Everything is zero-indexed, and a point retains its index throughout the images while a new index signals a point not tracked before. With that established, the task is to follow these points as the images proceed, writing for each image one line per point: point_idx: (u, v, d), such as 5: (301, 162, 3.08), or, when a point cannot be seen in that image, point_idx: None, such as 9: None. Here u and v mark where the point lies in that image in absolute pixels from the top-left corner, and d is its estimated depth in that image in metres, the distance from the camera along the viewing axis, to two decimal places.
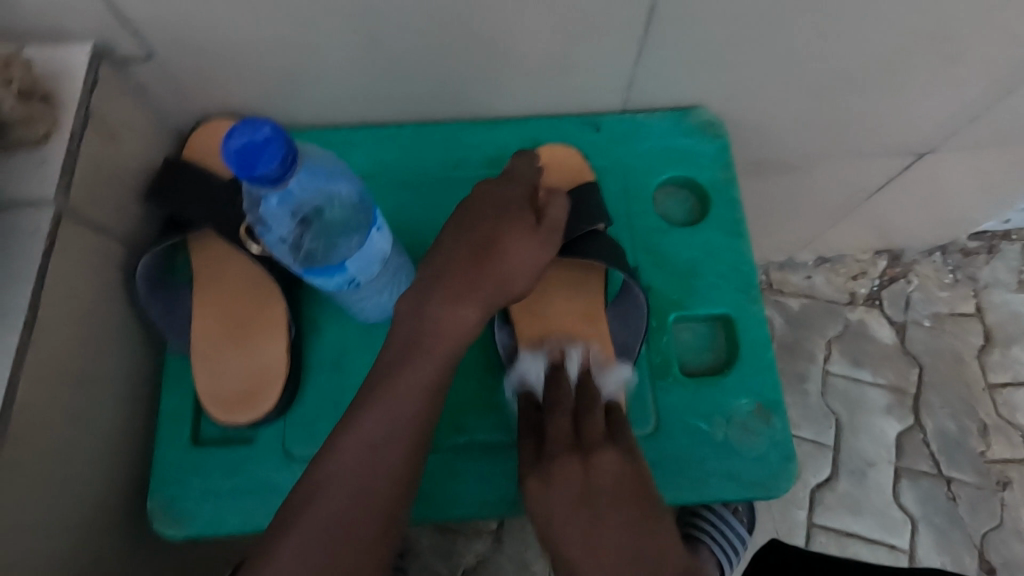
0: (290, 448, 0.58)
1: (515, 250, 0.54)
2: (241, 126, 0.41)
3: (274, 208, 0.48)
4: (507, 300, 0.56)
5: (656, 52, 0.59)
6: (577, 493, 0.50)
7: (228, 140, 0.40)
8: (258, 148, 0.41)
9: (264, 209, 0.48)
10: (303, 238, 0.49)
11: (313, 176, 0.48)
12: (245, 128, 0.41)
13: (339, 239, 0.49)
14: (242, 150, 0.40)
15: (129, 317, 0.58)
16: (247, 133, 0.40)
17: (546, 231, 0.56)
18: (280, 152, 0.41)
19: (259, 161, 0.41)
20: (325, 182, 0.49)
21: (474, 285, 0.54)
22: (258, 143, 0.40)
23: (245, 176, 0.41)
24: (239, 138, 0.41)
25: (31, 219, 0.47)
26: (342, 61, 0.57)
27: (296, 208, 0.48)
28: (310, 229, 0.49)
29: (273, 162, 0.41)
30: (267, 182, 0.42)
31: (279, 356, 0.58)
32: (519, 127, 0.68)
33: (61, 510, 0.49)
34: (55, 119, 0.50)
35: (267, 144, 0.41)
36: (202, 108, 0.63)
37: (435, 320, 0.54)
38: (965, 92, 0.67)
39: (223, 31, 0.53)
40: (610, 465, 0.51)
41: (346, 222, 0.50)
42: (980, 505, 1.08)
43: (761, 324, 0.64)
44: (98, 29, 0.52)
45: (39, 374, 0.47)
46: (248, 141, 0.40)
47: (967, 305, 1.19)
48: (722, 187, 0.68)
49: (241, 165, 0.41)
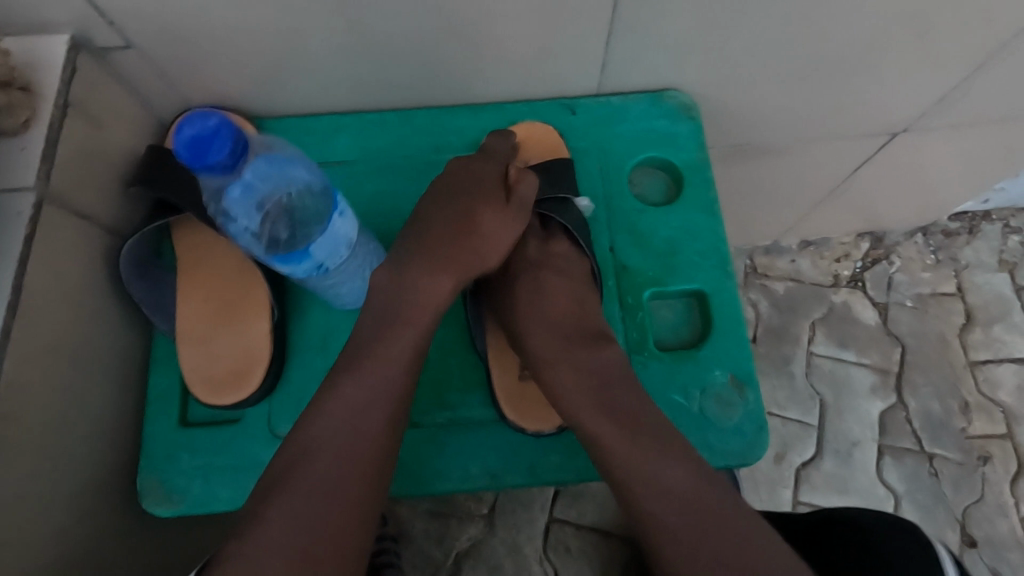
0: (276, 428, 0.59)
1: (493, 224, 0.58)
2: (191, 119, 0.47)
3: (238, 199, 0.52)
4: (478, 271, 0.58)
5: (628, 36, 0.60)
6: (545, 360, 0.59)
7: (178, 130, 0.47)
8: (203, 134, 0.46)
9: (232, 201, 0.53)
10: (268, 226, 0.51)
11: (269, 167, 0.53)
12: (194, 119, 0.47)
13: (303, 228, 0.50)
14: (190, 138, 0.46)
15: (117, 300, 0.59)
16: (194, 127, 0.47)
17: (517, 206, 0.59)
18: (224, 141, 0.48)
19: (203, 145, 0.46)
20: (283, 171, 0.52)
21: (454, 258, 0.57)
22: (202, 129, 0.46)
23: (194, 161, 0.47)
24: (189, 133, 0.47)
25: (15, 206, 0.48)
26: (319, 49, 0.58)
27: (258, 198, 0.51)
28: (273, 217, 0.51)
29: (214, 144, 0.46)
30: (215, 165, 0.47)
31: (264, 336, 0.59)
32: (497, 111, 0.69)
33: (52, 490, 0.50)
34: (36, 105, 0.51)
35: (211, 133, 0.47)
36: (184, 98, 0.64)
37: (414, 292, 0.56)
38: (934, 74, 0.68)
39: (201, 21, 0.54)
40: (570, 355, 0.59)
41: (309, 210, 0.51)
42: (963, 480, 1.11)
43: (736, 300, 0.65)
44: (77, 20, 0.52)
45: (28, 357, 0.48)
46: (195, 130, 0.47)
47: (949, 285, 1.21)
48: (697, 168, 0.69)
49: (191, 155, 0.47)
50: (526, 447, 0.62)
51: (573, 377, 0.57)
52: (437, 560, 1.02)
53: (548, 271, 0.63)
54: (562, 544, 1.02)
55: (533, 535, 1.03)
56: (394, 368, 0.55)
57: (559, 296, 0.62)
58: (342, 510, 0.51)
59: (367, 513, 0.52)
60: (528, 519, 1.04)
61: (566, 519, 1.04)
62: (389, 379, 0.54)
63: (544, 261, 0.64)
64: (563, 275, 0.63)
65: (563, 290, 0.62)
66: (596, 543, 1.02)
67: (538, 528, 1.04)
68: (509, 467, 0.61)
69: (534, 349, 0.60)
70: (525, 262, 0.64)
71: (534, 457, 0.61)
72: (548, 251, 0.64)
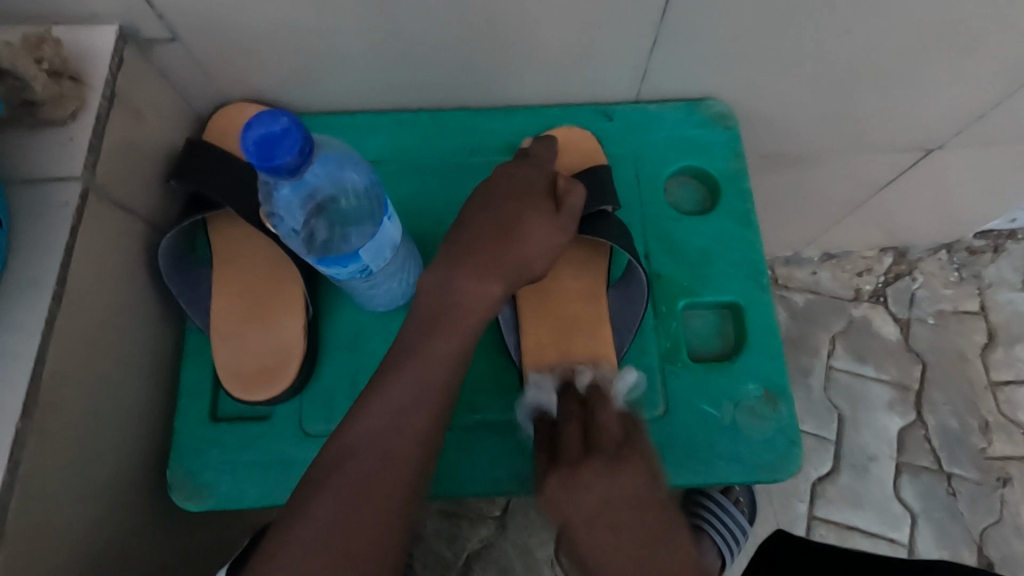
0: (306, 425, 0.59)
1: (534, 232, 0.57)
2: (258, 118, 0.41)
3: (287, 196, 0.49)
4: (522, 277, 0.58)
5: (672, 43, 0.60)
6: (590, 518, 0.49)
7: (246, 132, 0.40)
8: (277, 139, 0.41)
9: (279, 199, 0.50)
10: (314, 226, 0.50)
11: (324, 167, 0.50)
12: (262, 119, 0.41)
13: (350, 229, 0.50)
14: (261, 142, 0.41)
15: (153, 293, 0.59)
16: (265, 125, 0.41)
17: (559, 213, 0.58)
18: (298, 141, 0.41)
19: (277, 152, 0.41)
20: (338, 171, 0.50)
21: (496, 263, 0.56)
22: (276, 133, 0.41)
23: (264, 168, 0.42)
24: (257, 129, 0.41)
25: (60, 197, 0.49)
26: (361, 47, 0.58)
27: (310, 195, 0.49)
28: (324, 216, 0.50)
29: (292, 153, 0.41)
30: (286, 173, 0.42)
31: (297, 334, 0.59)
32: (533, 114, 0.69)
33: (86, 481, 0.50)
34: (84, 96, 0.51)
35: (286, 134, 0.41)
36: (222, 92, 0.64)
37: (452, 295, 0.56)
38: (977, 90, 0.67)
39: (247, 16, 0.54)
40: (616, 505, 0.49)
41: (356, 212, 0.50)
42: (980, 500, 1.09)
43: (769, 312, 0.65)
44: (125, 12, 0.52)
45: (69, 347, 0.48)
46: (266, 132, 0.41)
47: (972, 303, 1.20)
48: (733, 179, 0.69)
49: (261, 156, 0.41)
50: None
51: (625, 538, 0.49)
52: (448, 559, 1.02)
53: (611, 506, 0.50)
54: None
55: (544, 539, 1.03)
56: (429, 371, 0.54)
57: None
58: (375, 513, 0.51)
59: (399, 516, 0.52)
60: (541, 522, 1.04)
61: None
62: (424, 382, 0.54)
63: (616, 497, 0.50)
64: (632, 549, 0.48)
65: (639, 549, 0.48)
66: None
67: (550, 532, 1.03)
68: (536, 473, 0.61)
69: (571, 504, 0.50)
70: (585, 504, 0.50)
71: None
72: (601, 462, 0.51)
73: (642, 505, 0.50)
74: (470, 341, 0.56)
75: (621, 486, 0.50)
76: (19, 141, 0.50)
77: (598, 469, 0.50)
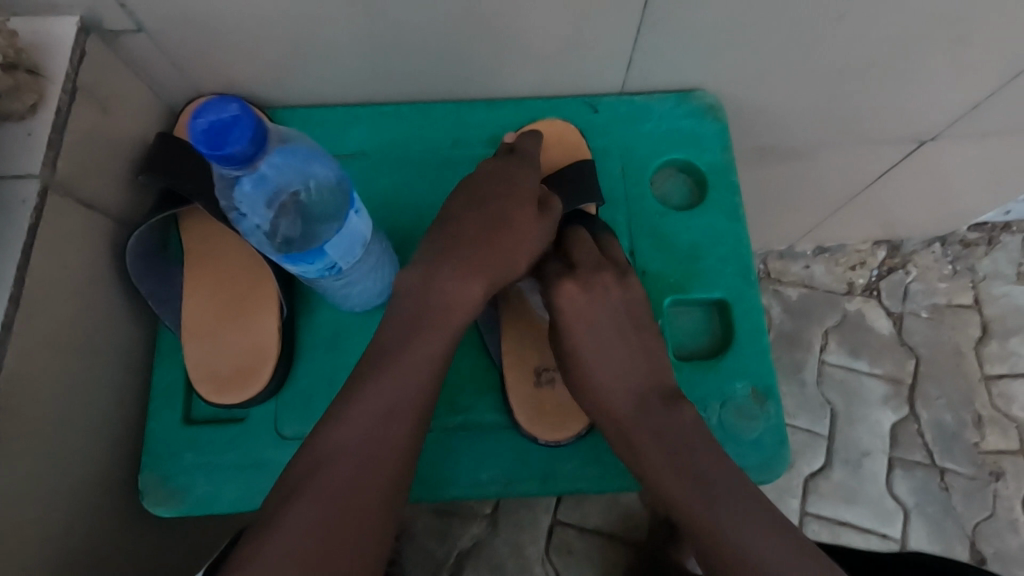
0: (282, 428, 0.57)
1: (513, 234, 0.56)
2: (208, 105, 0.39)
3: (249, 193, 0.46)
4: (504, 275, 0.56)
5: (657, 33, 0.58)
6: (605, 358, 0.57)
7: (195, 120, 0.39)
8: (227, 127, 0.39)
9: (241, 196, 0.47)
10: (279, 223, 0.47)
11: (288, 160, 0.47)
12: (212, 106, 0.39)
13: (317, 226, 0.47)
14: (211, 129, 0.39)
15: (123, 293, 0.57)
16: (214, 112, 0.39)
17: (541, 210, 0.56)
18: (250, 129, 0.40)
19: (228, 139, 0.39)
20: (303, 164, 0.48)
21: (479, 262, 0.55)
22: (226, 120, 0.39)
23: (216, 157, 0.40)
24: (206, 116, 0.39)
25: (18, 194, 0.47)
26: (336, 37, 0.56)
27: (273, 193, 0.46)
28: (288, 214, 0.47)
29: (244, 142, 0.40)
30: (240, 162, 0.40)
31: (271, 335, 0.57)
32: (517, 106, 0.67)
33: (52, 488, 0.49)
34: (43, 88, 0.49)
35: (236, 121, 0.39)
36: (195, 85, 0.62)
37: (432, 294, 0.54)
38: (971, 80, 0.66)
39: (214, 4, 0.52)
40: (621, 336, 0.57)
41: (324, 207, 0.48)
42: (974, 495, 1.09)
43: (758, 309, 0.63)
44: (87, 1, 0.50)
45: (30, 351, 0.46)
46: (216, 119, 0.39)
47: (966, 296, 1.19)
48: (722, 171, 0.67)
49: (210, 145, 0.39)
50: (538, 454, 0.60)
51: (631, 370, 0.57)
52: (439, 558, 1.01)
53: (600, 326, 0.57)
54: (566, 546, 1.01)
55: (536, 537, 1.02)
56: (407, 372, 0.53)
57: (632, 375, 0.57)
58: (351, 518, 0.49)
59: (377, 521, 0.50)
60: (532, 520, 1.03)
61: (569, 521, 1.02)
62: (402, 385, 0.53)
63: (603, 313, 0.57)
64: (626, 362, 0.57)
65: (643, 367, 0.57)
66: (600, 547, 1.01)
67: (541, 530, 1.02)
68: (520, 475, 0.59)
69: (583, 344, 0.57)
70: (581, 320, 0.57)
71: (547, 465, 0.60)
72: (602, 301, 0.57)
73: (629, 324, 0.58)
74: (450, 340, 0.55)
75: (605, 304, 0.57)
76: None
77: (583, 289, 0.57)
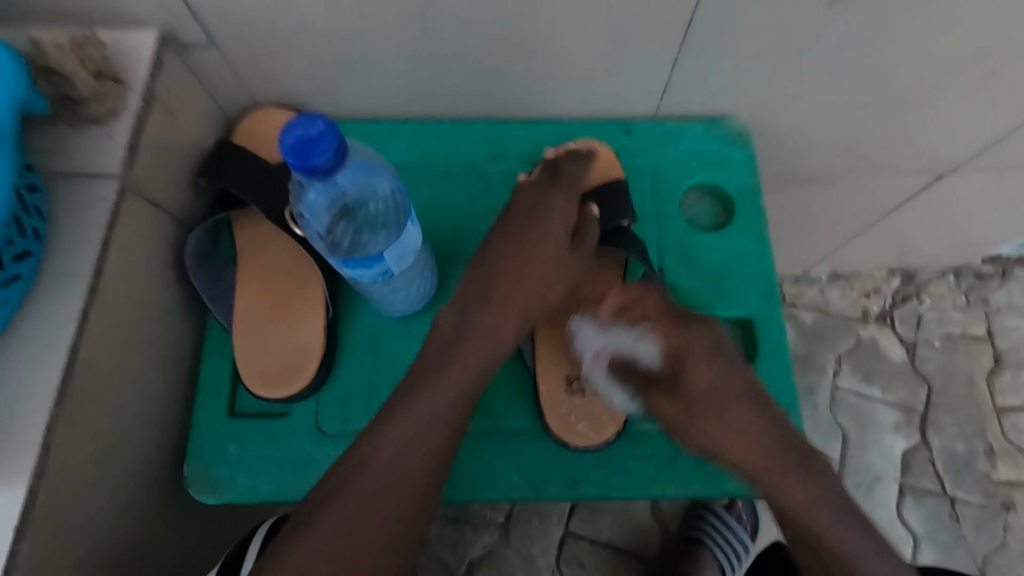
0: (323, 424, 0.60)
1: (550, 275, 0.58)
2: (297, 120, 0.42)
3: (315, 201, 0.51)
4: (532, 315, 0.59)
5: (693, 63, 0.61)
6: (731, 412, 0.53)
7: (285, 134, 0.41)
8: (313, 141, 0.42)
9: (307, 203, 0.51)
10: (341, 229, 0.50)
11: (356, 171, 0.50)
12: (300, 122, 0.42)
13: (375, 232, 0.50)
14: (298, 143, 0.42)
15: (178, 289, 0.60)
16: (303, 126, 0.42)
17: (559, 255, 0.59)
18: (335, 145, 0.42)
19: (314, 154, 0.42)
20: (370, 177, 0.51)
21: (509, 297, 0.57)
22: (313, 136, 0.41)
23: (299, 168, 0.42)
24: (295, 130, 0.42)
25: (99, 192, 0.50)
26: (391, 57, 0.60)
27: (339, 199, 0.50)
28: (350, 220, 0.50)
29: (327, 155, 0.42)
30: (319, 174, 0.43)
31: (317, 333, 0.60)
32: (553, 127, 0.70)
33: (110, 471, 0.51)
34: (123, 96, 0.53)
35: (322, 137, 0.42)
36: (253, 96, 0.65)
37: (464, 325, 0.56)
38: (992, 115, 0.68)
39: (283, 24, 0.55)
40: (729, 379, 0.53)
41: (383, 216, 0.50)
42: (984, 525, 1.09)
43: (782, 327, 0.66)
44: (166, 16, 0.54)
45: (101, 338, 0.49)
46: (304, 135, 0.42)
47: (979, 327, 1.21)
48: (749, 195, 0.70)
49: (298, 157, 0.42)
50: (565, 459, 0.62)
51: (754, 423, 0.53)
52: (451, 565, 1.02)
53: (725, 373, 0.53)
54: (577, 559, 1.03)
55: (547, 548, 1.03)
56: (451, 375, 0.55)
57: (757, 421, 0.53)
58: (393, 513, 0.52)
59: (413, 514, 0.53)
60: (544, 531, 1.04)
61: (581, 534, 1.04)
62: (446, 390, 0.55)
63: (722, 368, 0.53)
64: (750, 424, 0.53)
65: (760, 417, 0.53)
66: (611, 560, 1.03)
67: (553, 541, 1.04)
68: (548, 479, 0.61)
69: (699, 378, 0.53)
70: (704, 364, 0.53)
71: (576, 471, 0.62)
72: (705, 340, 0.53)
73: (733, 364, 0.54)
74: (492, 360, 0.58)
75: (723, 344, 0.54)
76: (61, 137, 0.52)
77: (692, 329, 0.53)
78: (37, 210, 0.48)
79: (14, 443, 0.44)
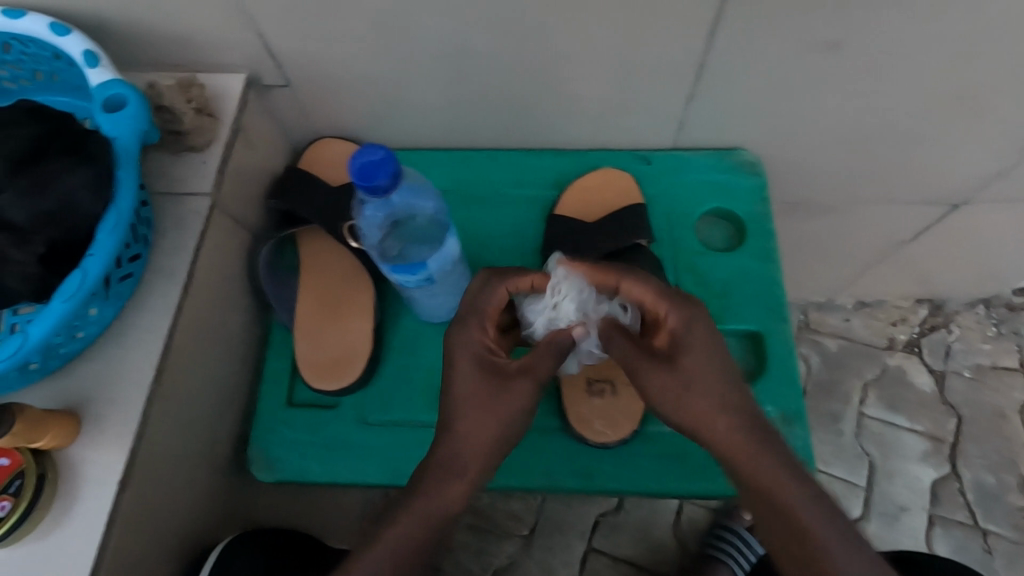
0: (365, 414, 0.67)
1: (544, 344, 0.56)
2: (362, 149, 0.50)
3: (372, 215, 0.58)
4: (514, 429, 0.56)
5: (706, 101, 0.68)
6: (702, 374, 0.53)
7: (353, 160, 0.50)
8: (377, 165, 0.50)
9: (365, 217, 0.59)
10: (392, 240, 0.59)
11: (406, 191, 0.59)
12: (366, 150, 0.50)
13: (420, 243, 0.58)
14: (363, 168, 0.50)
15: (248, 294, 0.69)
16: (369, 154, 0.50)
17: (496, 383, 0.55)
18: (394, 168, 0.50)
19: (375, 175, 0.50)
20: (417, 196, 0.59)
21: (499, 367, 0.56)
22: (376, 161, 0.50)
23: (363, 187, 0.51)
24: (362, 157, 0.50)
25: (194, 207, 0.60)
26: (438, 96, 0.69)
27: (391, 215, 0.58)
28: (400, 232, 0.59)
29: (386, 176, 0.50)
30: (378, 192, 0.51)
31: (365, 334, 0.68)
32: (579, 157, 0.78)
33: (189, 446, 0.60)
34: (216, 128, 0.63)
35: (383, 162, 0.50)
36: (317, 129, 0.75)
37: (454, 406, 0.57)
38: (997, 150, 0.72)
39: (348, 70, 0.65)
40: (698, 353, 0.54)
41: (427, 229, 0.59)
42: (1018, 561, 1.07)
43: (787, 341, 0.71)
44: (254, 63, 0.65)
45: (189, 329, 0.58)
46: (368, 160, 0.50)
47: (1011, 359, 1.20)
48: (759, 220, 0.76)
49: (362, 178, 0.50)
50: (582, 455, 0.67)
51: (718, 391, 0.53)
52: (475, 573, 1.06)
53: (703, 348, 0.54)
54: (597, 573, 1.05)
55: (569, 561, 1.06)
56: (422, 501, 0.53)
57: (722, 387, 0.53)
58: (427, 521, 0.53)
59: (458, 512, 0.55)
60: (566, 544, 1.07)
61: (602, 549, 1.06)
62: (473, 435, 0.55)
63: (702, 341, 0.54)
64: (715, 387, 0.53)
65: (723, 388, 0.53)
66: None
67: (575, 555, 1.07)
68: (565, 471, 0.67)
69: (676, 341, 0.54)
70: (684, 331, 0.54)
71: (592, 465, 0.67)
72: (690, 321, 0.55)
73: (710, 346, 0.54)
74: (516, 425, 0.55)
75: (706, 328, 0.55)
76: (163, 162, 0.62)
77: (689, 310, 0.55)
78: (146, 221, 0.57)
79: (121, 412, 0.53)
